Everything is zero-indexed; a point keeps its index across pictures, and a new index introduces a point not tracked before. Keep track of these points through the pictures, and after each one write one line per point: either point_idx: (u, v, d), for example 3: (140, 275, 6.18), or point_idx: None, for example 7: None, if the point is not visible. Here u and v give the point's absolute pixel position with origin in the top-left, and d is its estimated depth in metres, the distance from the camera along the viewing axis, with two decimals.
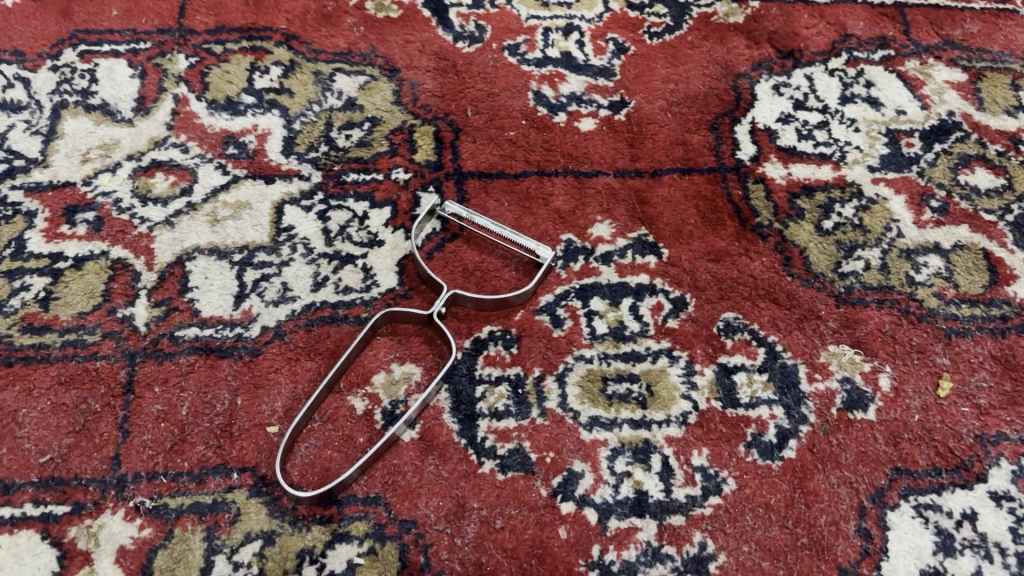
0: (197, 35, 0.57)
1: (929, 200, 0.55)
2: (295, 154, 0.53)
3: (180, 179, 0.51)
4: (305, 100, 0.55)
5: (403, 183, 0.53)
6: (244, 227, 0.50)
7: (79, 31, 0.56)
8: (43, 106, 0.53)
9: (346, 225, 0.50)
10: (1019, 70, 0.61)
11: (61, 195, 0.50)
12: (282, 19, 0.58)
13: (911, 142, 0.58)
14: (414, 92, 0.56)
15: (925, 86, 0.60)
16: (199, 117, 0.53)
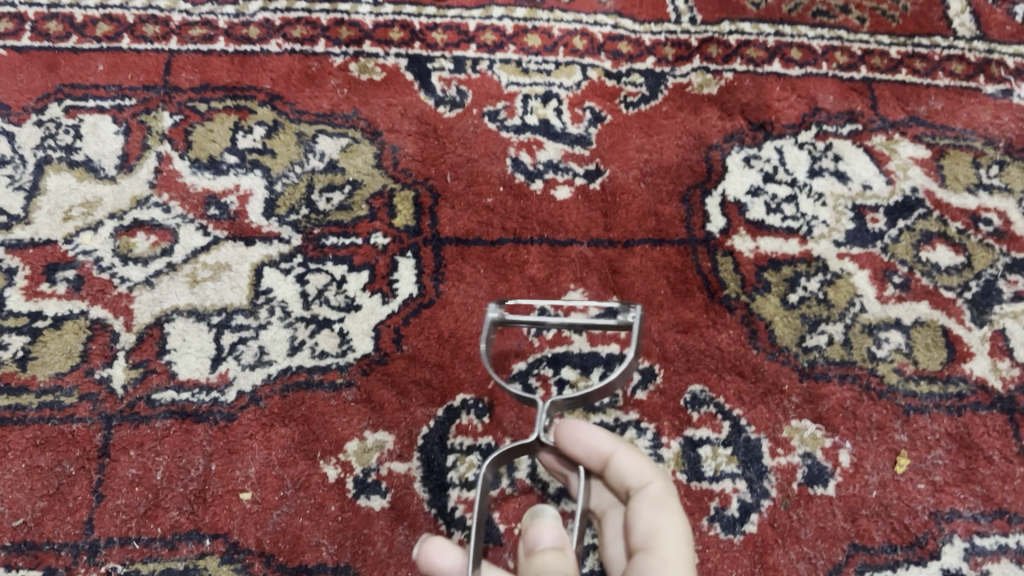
0: (182, 93, 0.58)
1: (892, 276, 0.57)
2: (275, 216, 0.54)
3: (161, 239, 0.52)
4: (287, 161, 0.56)
5: (381, 248, 0.53)
6: (223, 289, 0.50)
7: (65, 86, 0.57)
8: (27, 161, 0.54)
9: (324, 289, 0.51)
10: (980, 149, 0.64)
11: (42, 253, 0.50)
12: (266, 79, 0.59)
13: (875, 217, 0.59)
14: (395, 156, 0.58)
15: (890, 161, 0.62)
16: (181, 176, 0.54)
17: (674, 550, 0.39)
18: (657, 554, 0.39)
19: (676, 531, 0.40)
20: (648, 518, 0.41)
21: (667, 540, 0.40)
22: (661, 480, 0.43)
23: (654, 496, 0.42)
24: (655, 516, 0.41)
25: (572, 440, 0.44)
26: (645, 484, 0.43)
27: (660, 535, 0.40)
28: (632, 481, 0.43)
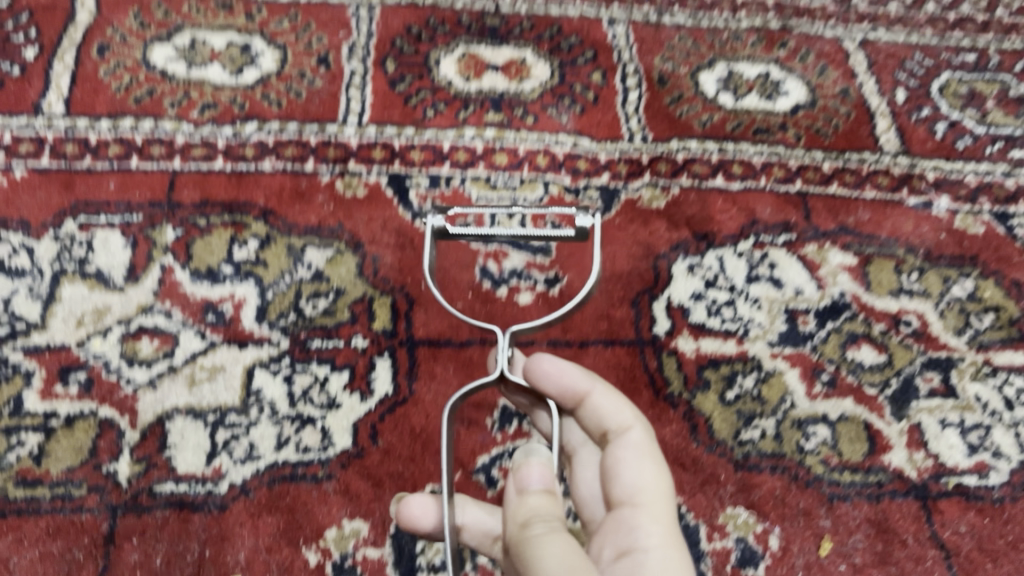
0: (184, 209, 0.64)
1: (820, 374, 0.63)
2: (267, 321, 0.60)
3: (162, 343, 0.58)
4: (278, 271, 0.63)
5: (361, 349, 0.60)
6: (218, 389, 0.57)
7: (79, 203, 0.63)
8: (44, 272, 0.60)
9: (308, 389, 0.58)
10: (902, 256, 0.71)
11: (57, 357, 0.57)
12: (260, 195, 0.66)
13: (806, 319, 0.66)
14: (375, 266, 0.64)
15: (821, 268, 0.70)
16: (182, 286, 0.61)
17: (654, 497, 0.48)
18: (640, 498, 0.47)
19: (655, 474, 0.48)
20: (627, 458, 0.49)
21: (646, 485, 0.48)
22: (639, 425, 0.51)
23: (633, 439, 0.50)
24: (632, 455, 0.49)
25: (557, 378, 0.52)
26: (622, 427, 0.51)
27: (644, 481, 0.48)
28: (611, 423, 0.51)
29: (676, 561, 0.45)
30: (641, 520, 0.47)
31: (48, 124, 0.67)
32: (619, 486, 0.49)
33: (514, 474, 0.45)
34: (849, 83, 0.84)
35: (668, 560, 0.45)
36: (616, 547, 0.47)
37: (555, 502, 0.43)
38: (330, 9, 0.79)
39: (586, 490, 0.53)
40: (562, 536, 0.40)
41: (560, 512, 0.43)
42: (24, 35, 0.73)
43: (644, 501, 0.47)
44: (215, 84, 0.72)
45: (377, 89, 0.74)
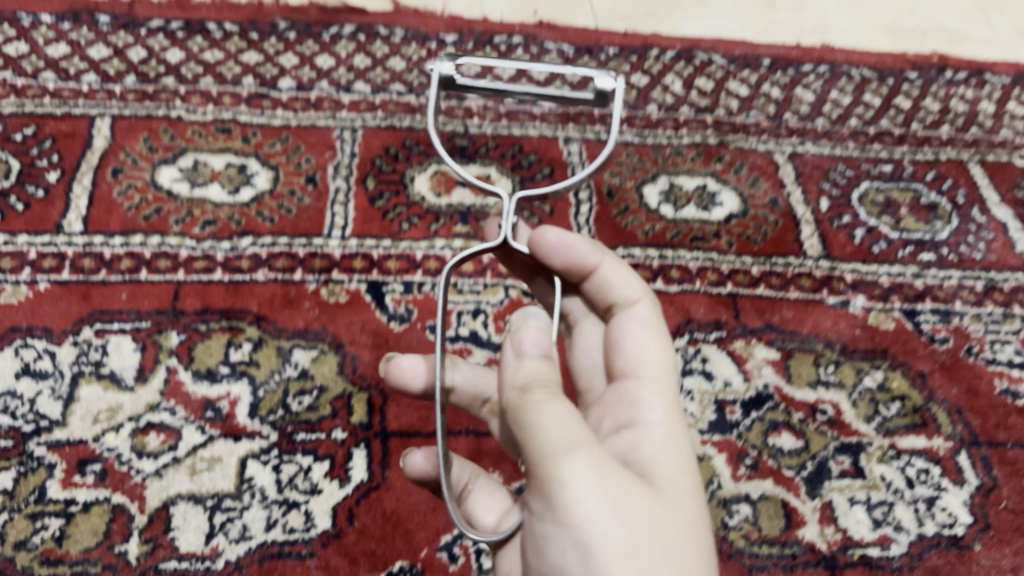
0: (187, 315, 0.73)
1: (744, 458, 0.73)
2: (258, 416, 0.69)
3: (168, 437, 0.67)
4: (268, 370, 0.72)
5: (340, 441, 0.68)
6: (216, 478, 0.65)
7: (95, 311, 0.72)
8: (64, 375, 0.69)
9: (294, 476, 0.66)
10: (820, 350, 0.81)
11: (76, 450, 0.66)
12: (253, 303, 0.75)
13: (733, 409, 0.76)
14: (354, 364, 0.73)
15: (748, 361, 0.79)
16: (185, 385, 0.70)
17: (657, 371, 0.54)
18: (643, 370, 0.54)
19: (657, 350, 0.55)
20: (630, 326, 0.56)
21: (648, 356, 0.54)
22: (644, 299, 0.57)
23: (637, 311, 0.57)
24: (633, 324, 0.56)
25: (565, 252, 0.56)
26: (632, 303, 0.57)
27: (645, 357, 0.55)
28: (619, 296, 0.57)
29: (675, 431, 0.51)
30: (645, 393, 0.53)
31: (68, 241, 0.76)
32: (626, 354, 0.55)
33: (511, 339, 0.47)
34: (778, 193, 0.94)
35: (667, 430, 0.51)
36: (620, 416, 0.53)
37: (551, 369, 0.46)
38: (318, 132, 0.89)
39: (585, 358, 0.62)
40: (564, 403, 0.44)
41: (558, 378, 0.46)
42: (47, 160, 0.83)
43: (647, 371, 0.54)
44: (214, 202, 0.82)
45: (359, 205, 0.83)
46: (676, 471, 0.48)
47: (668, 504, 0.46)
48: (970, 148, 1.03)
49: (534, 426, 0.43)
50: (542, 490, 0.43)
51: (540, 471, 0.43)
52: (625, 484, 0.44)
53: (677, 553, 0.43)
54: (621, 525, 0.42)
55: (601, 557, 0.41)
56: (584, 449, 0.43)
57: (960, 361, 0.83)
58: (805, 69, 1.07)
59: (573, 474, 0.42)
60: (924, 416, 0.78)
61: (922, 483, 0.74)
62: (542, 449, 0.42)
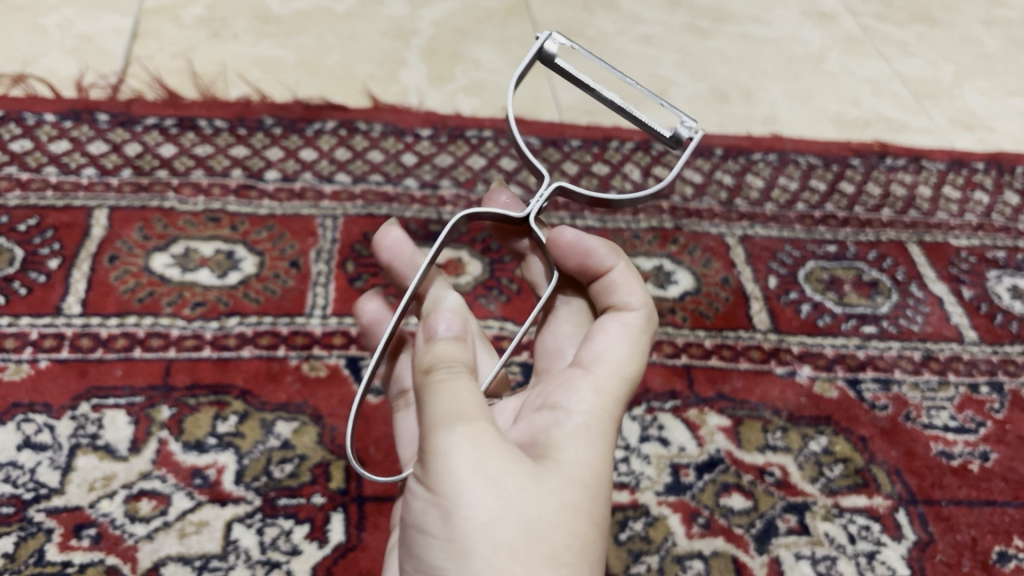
0: (178, 389, 0.79)
1: (697, 517, 0.79)
2: (243, 482, 0.74)
3: (159, 503, 0.72)
4: (253, 440, 0.77)
5: (319, 505, 0.74)
6: (203, 539, 0.71)
7: (92, 387, 0.78)
8: (63, 446, 0.74)
9: (276, 538, 0.72)
10: (767, 417, 0.87)
11: (73, 515, 0.71)
12: (239, 377, 0.81)
13: (688, 471, 0.82)
14: (332, 434, 0.78)
15: (702, 427, 0.85)
16: (175, 455, 0.75)
17: (603, 368, 0.59)
18: (595, 365, 0.59)
19: (617, 354, 0.60)
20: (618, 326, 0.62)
21: (617, 353, 0.60)
22: (640, 311, 0.63)
23: (626, 316, 0.62)
24: (621, 326, 0.62)
25: (582, 251, 0.64)
26: (629, 311, 0.63)
27: (605, 355, 0.60)
28: (617, 299, 0.64)
29: (595, 425, 0.55)
30: (581, 384, 0.58)
31: (67, 322, 0.82)
32: (592, 348, 0.61)
33: (426, 323, 0.55)
34: (729, 272, 1.01)
35: (587, 424, 0.55)
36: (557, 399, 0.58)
37: (460, 351, 0.53)
38: (301, 220, 0.96)
39: (553, 341, 0.70)
40: (463, 382, 0.51)
41: (464, 358, 0.53)
42: (49, 248, 0.89)
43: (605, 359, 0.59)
44: (204, 285, 0.88)
45: (339, 285, 0.90)
46: (578, 461, 0.52)
47: (553, 489, 0.49)
48: (908, 229, 1.10)
49: (429, 394, 0.50)
50: (425, 453, 0.49)
51: (427, 435, 0.49)
52: (510, 463, 0.48)
53: (543, 536, 0.47)
54: (489, 498, 0.47)
55: (458, 524, 0.47)
56: (467, 426, 0.48)
57: (898, 426, 0.89)
58: (755, 157, 1.16)
59: (451, 441, 0.48)
60: (865, 476, 0.84)
61: (863, 539, 0.80)
62: (434, 416, 0.49)
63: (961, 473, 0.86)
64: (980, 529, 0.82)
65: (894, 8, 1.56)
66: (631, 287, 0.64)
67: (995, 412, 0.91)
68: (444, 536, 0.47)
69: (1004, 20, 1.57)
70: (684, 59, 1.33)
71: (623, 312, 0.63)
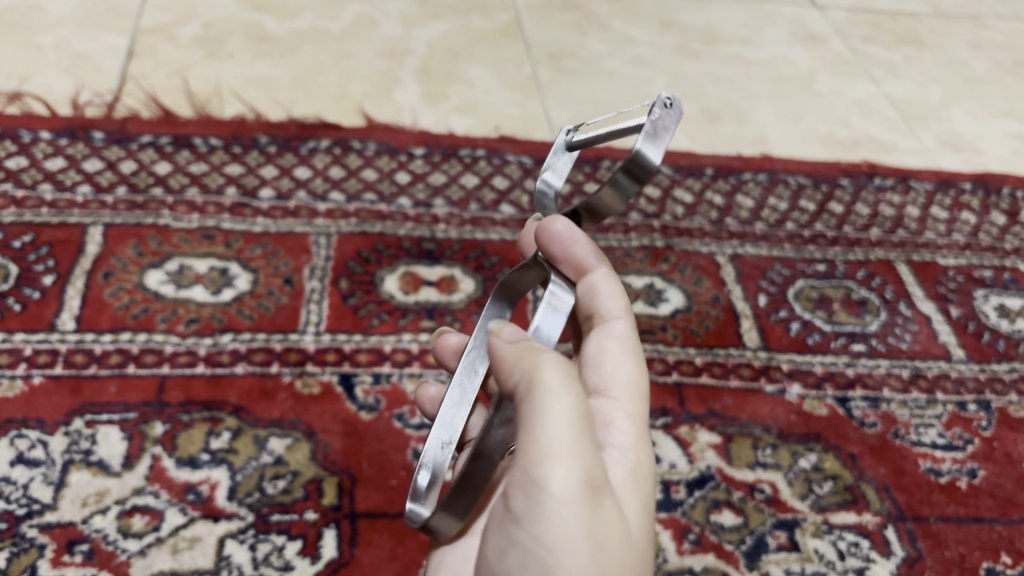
0: (171, 406, 0.79)
1: (688, 534, 0.79)
2: (236, 498, 0.75)
3: (152, 518, 0.72)
4: (246, 456, 0.77)
5: (312, 521, 0.74)
6: (196, 555, 0.71)
7: (86, 403, 0.78)
8: (55, 462, 0.74)
9: (269, 554, 0.72)
10: (758, 434, 0.88)
11: (65, 531, 0.71)
12: (233, 394, 0.81)
13: (678, 488, 0.82)
14: (325, 451, 0.79)
15: (692, 444, 0.86)
16: (168, 471, 0.76)
17: (627, 396, 0.60)
18: (619, 395, 0.60)
19: (628, 373, 0.61)
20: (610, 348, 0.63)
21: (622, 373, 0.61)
22: (623, 316, 0.64)
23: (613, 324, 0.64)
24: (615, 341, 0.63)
25: (564, 242, 0.61)
26: (614, 320, 0.64)
27: (616, 377, 0.61)
28: (603, 307, 0.64)
29: (641, 462, 0.56)
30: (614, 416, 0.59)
31: (61, 338, 0.82)
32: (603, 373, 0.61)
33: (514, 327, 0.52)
34: (720, 291, 1.02)
35: (633, 462, 0.56)
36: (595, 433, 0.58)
37: (559, 359, 0.50)
38: (295, 238, 0.96)
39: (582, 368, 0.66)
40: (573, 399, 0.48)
41: (561, 363, 0.49)
42: (43, 264, 0.89)
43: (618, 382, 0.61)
44: (198, 302, 0.88)
45: (332, 302, 0.90)
46: (637, 505, 0.53)
47: (633, 534, 0.50)
48: (897, 249, 1.12)
49: (542, 415, 0.46)
50: (534, 490, 0.46)
51: (539, 468, 0.46)
52: (608, 507, 0.48)
53: None
54: (592, 556, 0.45)
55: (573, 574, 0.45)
56: (579, 466, 0.46)
57: (887, 444, 0.89)
58: (745, 177, 1.17)
59: (569, 483, 0.45)
60: (854, 493, 0.85)
61: (853, 555, 0.81)
62: (550, 446, 0.46)
63: (949, 490, 0.86)
64: (968, 545, 0.83)
65: (882, 31, 1.58)
66: (612, 294, 0.64)
67: (982, 430, 0.92)
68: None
69: (991, 43, 1.60)
70: (675, 80, 1.34)
71: (609, 322, 0.64)
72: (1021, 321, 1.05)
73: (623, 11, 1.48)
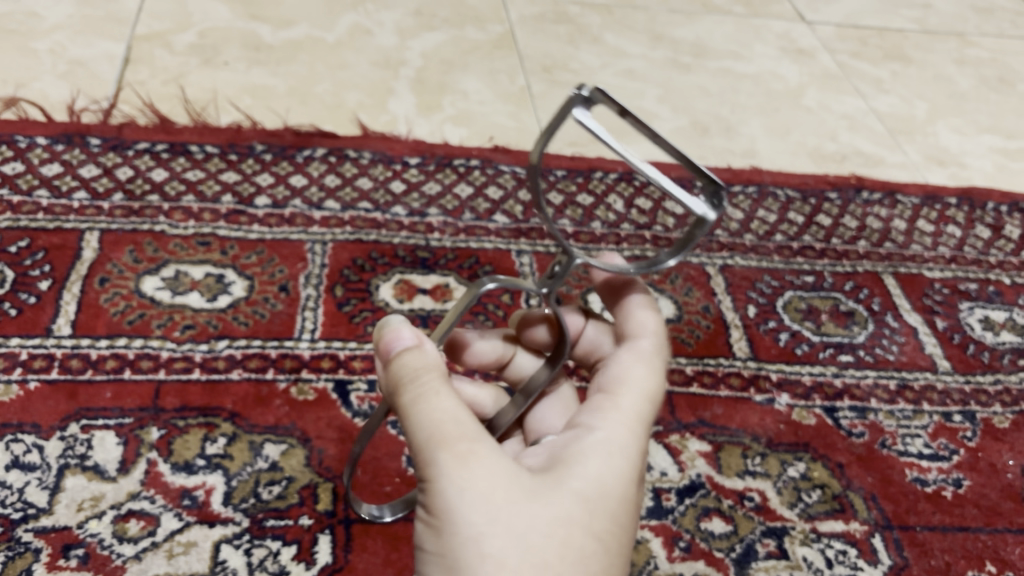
0: (167, 411, 0.80)
1: (679, 541, 0.80)
2: (231, 504, 0.75)
3: (147, 523, 0.73)
4: (241, 462, 0.78)
5: (307, 526, 0.75)
6: (191, 560, 0.72)
7: (82, 407, 0.78)
8: (51, 466, 0.75)
9: (264, 559, 0.73)
10: (747, 443, 0.89)
11: (60, 535, 0.71)
12: (228, 400, 0.82)
13: (669, 496, 0.83)
14: (320, 457, 0.79)
15: (683, 453, 0.87)
16: (164, 475, 0.76)
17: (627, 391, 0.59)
18: (619, 393, 0.59)
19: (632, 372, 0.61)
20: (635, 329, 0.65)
21: (644, 346, 0.63)
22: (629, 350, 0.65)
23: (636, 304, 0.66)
24: (642, 318, 0.65)
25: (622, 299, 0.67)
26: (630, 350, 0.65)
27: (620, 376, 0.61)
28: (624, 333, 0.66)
29: (616, 443, 0.54)
30: (604, 404, 0.58)
31: (57, 343, 0.83)
32: (611, 374, 0.61)
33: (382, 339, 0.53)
34: (710, 301, 1.03)
35: (611, 444, 0.54)
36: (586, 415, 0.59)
37: (425, 360, 0.52)
38: (291, 245, 0.97)
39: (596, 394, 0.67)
40: (452, 397, 0.50)
41: (438, 366, 0.52)
42: (39, 269, 0.89)
43: (640, 362, 0.62)
44: (194, 308, 0.89)
45: (327, 310, 0.91)
46: (601, 473, 0.52)
47: (554, 504, 0.48)
48: (884, 261, 1.13)
49: (410, 407, 0.50)
50: (420, 475, 0.49)
51: (417, 457, 0.49)
52: (503, 478, 0.48)
53: (535, 546, 0.46)
54: (481, 512, 0.46)
55: (452, 539, 0.47)
56: (457, 441, 0.48)
57: (874, 453, 0.91)
58: (735, 189, 1.19)
59: (437, 462, 0.47)
60: (842, 502, 0.86)
61: (840, 563, 0.82)
62: (420, 435, 0.49)
63: (935, 499, 0.88)
64: (954, 554, 0.84)
65: (870, 46, 1.60)
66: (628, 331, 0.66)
67: (968, 440, 0.94)
68: (439, 550, 0.48)
69: (976, 59, 1.62)
70: (666, 93, 1.36)
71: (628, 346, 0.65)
72: (1005, 333, 1.07)
73: (615, 24, 1.50)
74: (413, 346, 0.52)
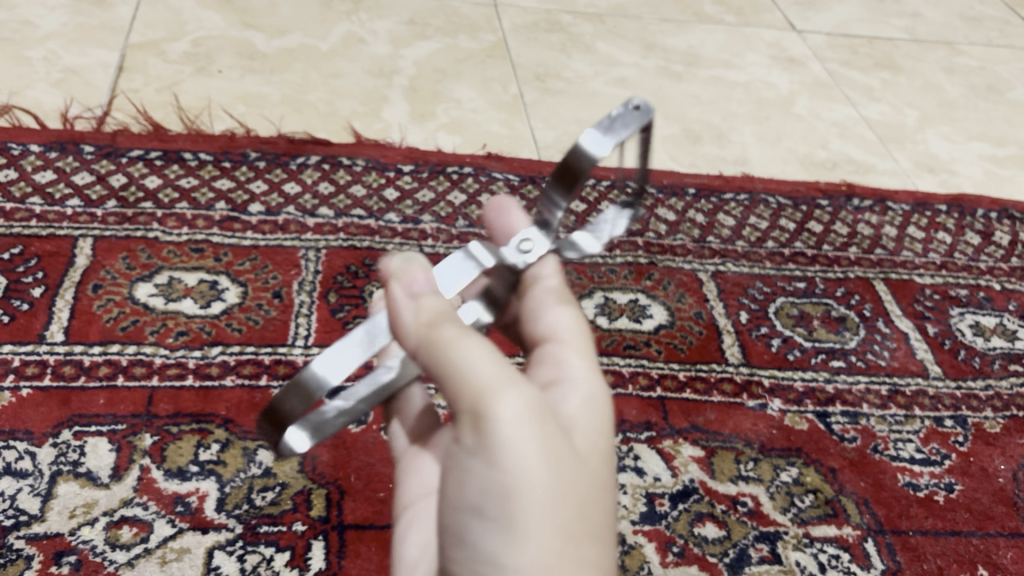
0: (160, 418, 0.80)
1: (672, 545, 0.81)
2: (224, 510, 0.75)
3: (140, 530, 0.73)
4: (234, 468, 0.78)
5: (300, 532, 0.75)
6: (184, 567, 0.71)
7: (74, 414, 0.78)
8: (44, 473, 0.75)
9: (257, 565, 0.73)
10: (740, 448, 0.89)
11: (53, 542, 0.71)
12: (222, 406, 0.82)
13: (663, 501, 0.84)
14: (313, 463, 0.79)
15: (676, 458, 0.87)
16: (157, 482, 0.76)
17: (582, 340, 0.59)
18: (565, 340, 0.59)
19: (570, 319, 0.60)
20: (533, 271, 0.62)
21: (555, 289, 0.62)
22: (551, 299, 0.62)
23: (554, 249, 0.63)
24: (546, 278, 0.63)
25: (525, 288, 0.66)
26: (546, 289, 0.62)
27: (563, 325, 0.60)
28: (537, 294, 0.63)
29: (602, 392, 0.55)
30: (562, 353, 0.58)
31: (50, 350, 0.83)
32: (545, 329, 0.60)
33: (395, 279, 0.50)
34: (702, 307, 1.03)
35: (600, 398, 0.55)
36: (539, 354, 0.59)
37: (446, 305, 0.49)
38: (284, 252, 0.97)
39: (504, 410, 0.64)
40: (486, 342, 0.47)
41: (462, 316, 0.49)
42: (32, 276, 0.89)
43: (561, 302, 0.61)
44: (187, 315, 0.89)
45: (321, 317, 0.91)
46: (605, 423, 0.53)
47: (586, 457, 0.49)
48: (875, 268, 1.14)
49: (449, 353, 0.46)
50: (473, 422, 0.45)
51: (467, 401, 0.45)
52: (554, 428, 0.47)
53: (590, 500, 0.47)
54: (549, 468, 0.45)
55: (519, 503, 0.44)
56: (513, 386, 0.45)
57: (866, 458, 0.91)
58: (726, 197, 1.19)
59: (502, 415, 0.44)
60: (834, 507, 0.86)
61: (834, 567, 0.82)
62: (472, 383, 0.45)
63: (927, 503, 0.88)
64: (946, 558, 0.84)
65: (860, 55, 1.61)
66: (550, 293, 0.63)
67: (959, 445, 0.94)
68: (498, 515, 0.45)
69: (965, 68, 1.63)
70: (658, 101, 1.37)
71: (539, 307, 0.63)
72: (995, 338, 1.08)
73: (607, 33, 1.51)
74: (429, 293, 0.49)
